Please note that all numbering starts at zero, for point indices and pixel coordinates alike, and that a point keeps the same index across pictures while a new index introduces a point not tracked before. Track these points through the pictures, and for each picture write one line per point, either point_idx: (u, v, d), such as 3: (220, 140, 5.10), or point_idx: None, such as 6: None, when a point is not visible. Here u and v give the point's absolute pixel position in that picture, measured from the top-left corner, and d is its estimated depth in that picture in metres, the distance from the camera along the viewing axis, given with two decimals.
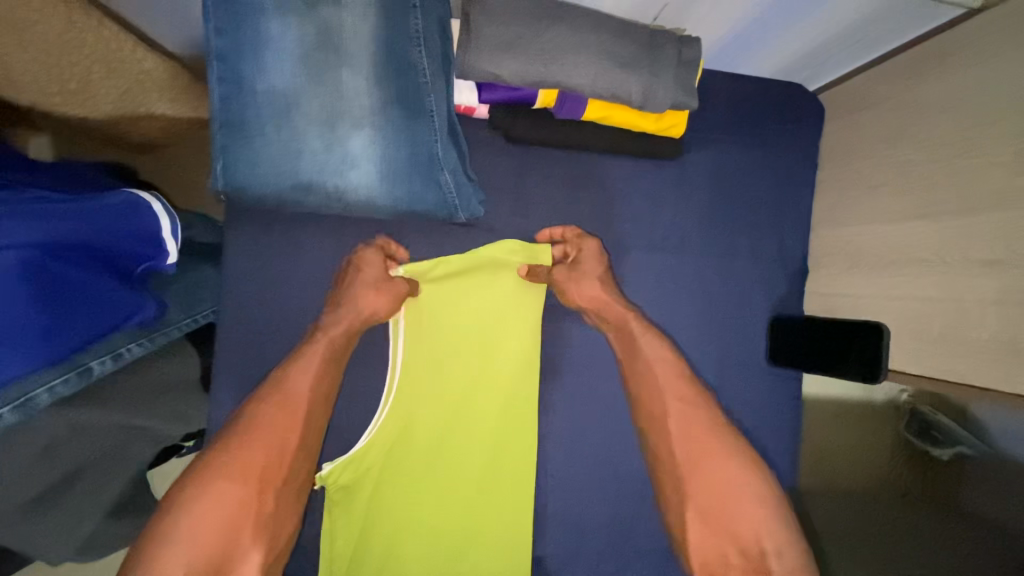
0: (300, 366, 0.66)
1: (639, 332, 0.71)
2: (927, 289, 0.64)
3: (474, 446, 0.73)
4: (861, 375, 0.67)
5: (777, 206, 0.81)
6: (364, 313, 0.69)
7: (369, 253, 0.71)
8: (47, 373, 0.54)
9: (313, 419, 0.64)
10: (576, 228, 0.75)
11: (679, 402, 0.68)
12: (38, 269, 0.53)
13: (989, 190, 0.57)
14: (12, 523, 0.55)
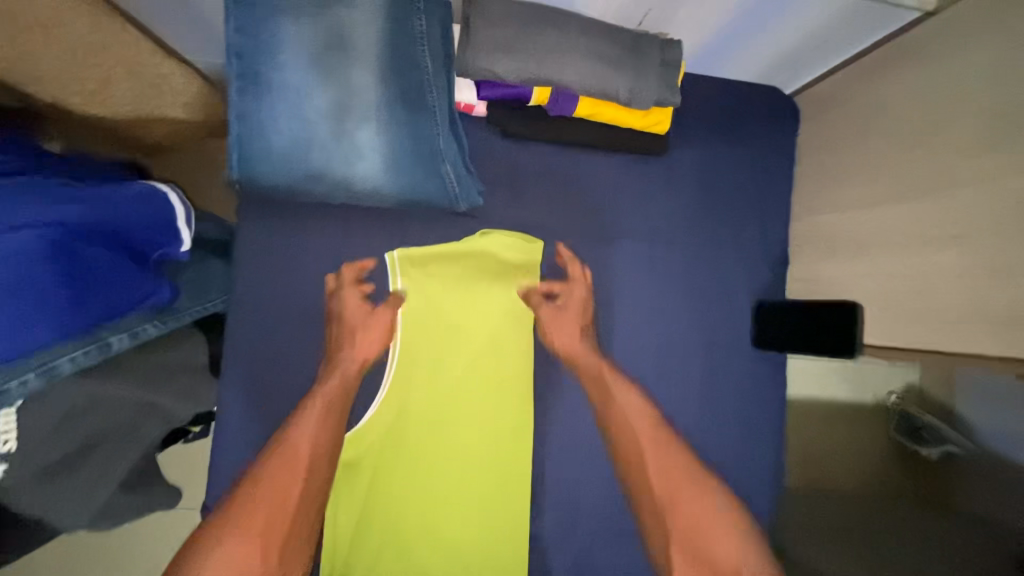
0: (299, 421, 0.69)
1: (616, 383, 0.78)
2: (898, 267, 0.68)
3: (471, 435, 0.77)
4: (840, 351, 0.71)
5: (758, 199, 0.86)
6: (362, 357, 0.74)
7: (353, 293, 0.76)
8: (66, 346, 0.57)
9: (315, 471, 0.66)
10: (569, 261, 0.80)
11: (653, 443, 0.74)
12: (65, 243, 0.56)
13: (950, 173, 0.62)
14: (36, 483, 0.56)
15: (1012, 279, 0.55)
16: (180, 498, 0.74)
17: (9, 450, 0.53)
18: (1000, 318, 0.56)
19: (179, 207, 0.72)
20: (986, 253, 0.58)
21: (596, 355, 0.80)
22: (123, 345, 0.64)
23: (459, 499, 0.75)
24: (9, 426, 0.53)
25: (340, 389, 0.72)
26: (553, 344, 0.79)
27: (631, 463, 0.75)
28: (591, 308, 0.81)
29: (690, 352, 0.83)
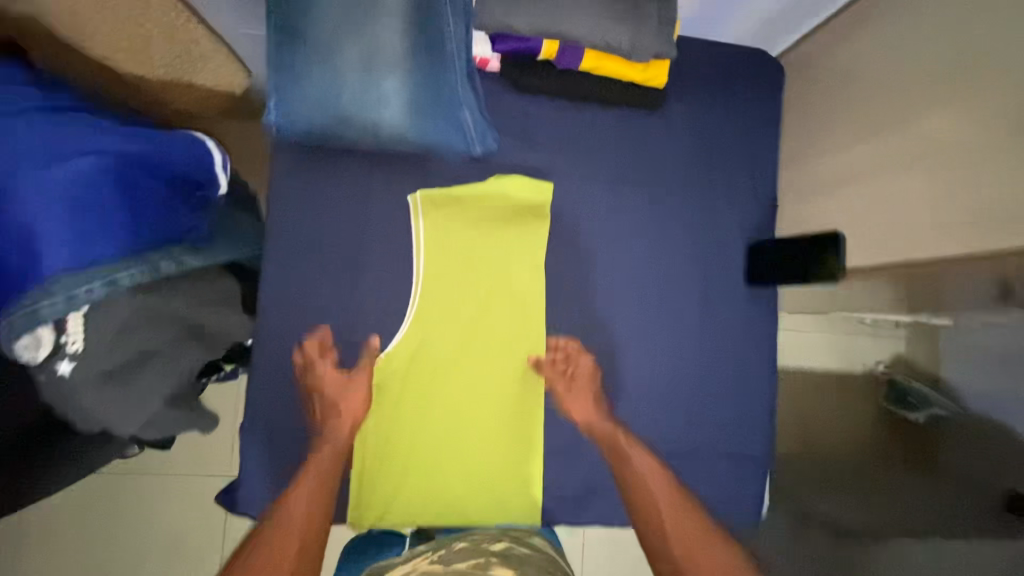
0: (297, 494, 0.70)
1: (626, 444, 0.79)
2: (877, 196, 0.75)
3: (487, 370, 0.83)
4: (825, 278, 0.78)
5: (749, 149, 0.92)
6: (348, 421, 0.77)
7: (322, 364, 0.78)
8: (126, 264, 0.63)
9: (310, 540, 0.66)
10: (576, 343, 0.85)
11: (669, 502, 0.74)
12: (117, 170, 0.63)
13: (920, 109, 0.69)
14: (96, 386, 0.61)
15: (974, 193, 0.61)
16: (217, 424, 0.78)
17: (75, 351, 0.59)
18: (966, 227, 0.62)
19: (217, 154, 0.78)
20: (952, 175, 0.64)
21: (609, 420, 0.82)
22: (171, 270, 0.68)
23: (473, 439, 0.81)
24: (76, 329, 0.59)
25: (330, 457, 0.74)
26: (564, 413, 0.83)
27: (647, 520, 0.73)
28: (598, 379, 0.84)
29: (689, 290, 0.89)
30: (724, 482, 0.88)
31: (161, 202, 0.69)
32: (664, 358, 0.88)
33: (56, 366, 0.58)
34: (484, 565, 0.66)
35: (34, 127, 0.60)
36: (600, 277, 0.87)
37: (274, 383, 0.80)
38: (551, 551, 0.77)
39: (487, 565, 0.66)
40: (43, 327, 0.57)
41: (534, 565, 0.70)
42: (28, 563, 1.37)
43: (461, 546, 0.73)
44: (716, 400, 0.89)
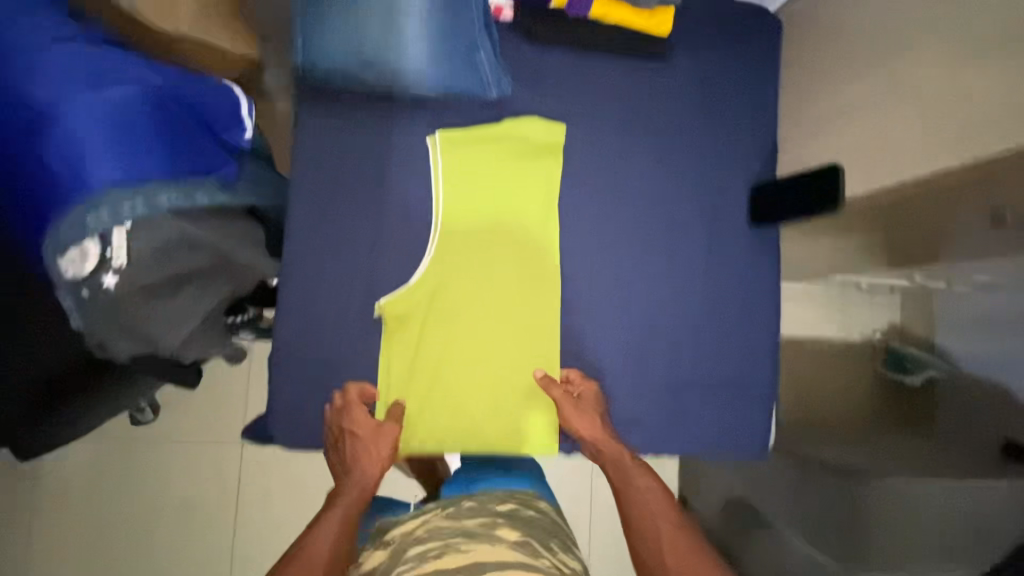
0: (318, 532, 0.68)
1: (635, 469, 0.79)
2: (874, 126, 0.78)
3: (499, 308, 0.86)
4: (824, 208, 0.81)
5: (751, 96, 0.95)
6: (376, 467, 0.77)
7: (359, 411, 0.80)
8: (165, 187, 0.66)
9: None
10: (580, 372, 0.88)
11: (671, 526, 0.73)
12: (155, 98, 0.67)
13: (918, 38, 0.72)
14: (135, 302, 0.65)
15: (966, 114, 0.65)
16: (243, 358, 0.88)
17: (119, 265, 0.62)
18: (958, 146, 0.66)
19: (243, 100, 0.81)
20: (941, 100, 0.68)
21: (619, 443, 0.83)
22: (204, 201, 0.71)
23: (479, 376, 0.85)
24: (120, 244, 0.62)
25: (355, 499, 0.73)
26: (571, 431, 0.83)
27: (645, 545, 0.72)
28: (604, 409, 0.86)
29: (696, 231, 0.92)
30: (732, 410, 0.92)
31: (195, 135, 0.72)
32: (673, 297, 0.91)
33: (102, 279, 0.62)
34: (489, 525, 0.70)
35: (80, 50, 0.63)
36: (611, 217, 0.90)
37: (301, 318, 0.83)
38: (553, 513, 0.81)
39: (494, 526, 0.71)
40: (90, 240, 0.60)
41: (539, 527, 0.74)
42: (48, 531, 1.40)
43: (468, 505, 0.77)
44: (722, 335, 0.92)
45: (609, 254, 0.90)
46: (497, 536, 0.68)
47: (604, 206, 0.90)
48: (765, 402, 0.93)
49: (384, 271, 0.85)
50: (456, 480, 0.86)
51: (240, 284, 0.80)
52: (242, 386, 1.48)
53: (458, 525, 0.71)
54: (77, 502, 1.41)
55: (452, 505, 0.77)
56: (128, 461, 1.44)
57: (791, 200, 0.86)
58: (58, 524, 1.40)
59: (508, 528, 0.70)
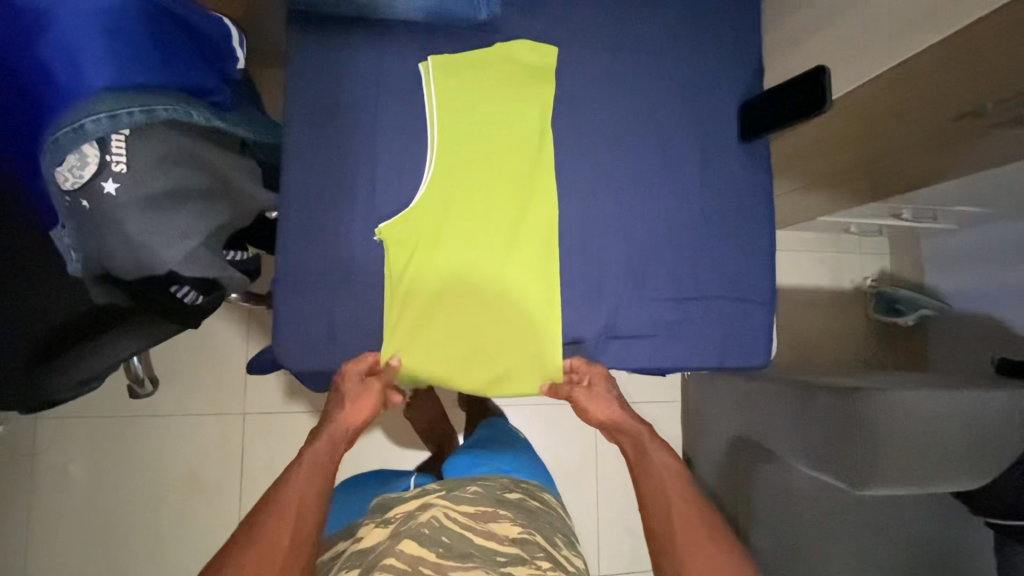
0: (290, 482, 0.76)
1: (651, 443, 0.89)
2: (862, 26, 0.81)
3: (501, 231, 0.87)
4: (812, 110, 0.82)
5: (738, 14, 0.96)
6: (350, 422, 0.86)
7: (354, 369, 0.83)
8: (160, 99, 0.65)
9: (305, 518, 0.73)
10: (581, 359, 0.89)
11: (683, 500, 0.80)
12: (149, 14, 0.67)
13: None
14: (135, 211, 0.65)
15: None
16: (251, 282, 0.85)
17: (119, 172, 0.63)
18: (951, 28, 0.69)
19: (235, 32, 0.83)
20: None
21: (636, 419, 0.93)
22: (203, 120, 0.70)
23: (484, 305, 0.87)
24: (119, 149, 0.63)
25: (326, 453, 0.82)
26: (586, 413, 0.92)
27: (655, 512, 0.80)
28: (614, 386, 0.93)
29: (690, 149, 0.94)
30: (735, 322, 0.93)
31: (189, 57, 0.73)
32: (671, 213, 0.93)
33: (102, 186, 0.62)
34: (492, 513, 0.90)
35: None
36: (607, 138, 0.91)
37: (306, 248, 0.83)
38: (555, 506, 1.03)
39: (496, 514, 0.90)
40: (88, 144, 0.61)
41: (545, 520, 0.94)
42: (53, 516, 1.37)
43: (474, 489, 0.96)
44: (719, 249, 0.94)
45: (606, 175, 0.91)
46: (494, 532, 0.86)
47: (598, 127, 0.91)
48: (767, 311, 0.95)
49: (385, 196, 0.85)
50: (461, 460, 1.09)
51: (243, 209, 0.79)
52: (240, 356, 1.46)
53: (463, 524, 0.86)
54: (75, 482, 1.38)
55: (464, 488, 0.96)
56: (128, 437, 1.41)
57: (776, 111, 0.89)
58: (60, 502, 1.38)
59: (508, 523, 0.88)
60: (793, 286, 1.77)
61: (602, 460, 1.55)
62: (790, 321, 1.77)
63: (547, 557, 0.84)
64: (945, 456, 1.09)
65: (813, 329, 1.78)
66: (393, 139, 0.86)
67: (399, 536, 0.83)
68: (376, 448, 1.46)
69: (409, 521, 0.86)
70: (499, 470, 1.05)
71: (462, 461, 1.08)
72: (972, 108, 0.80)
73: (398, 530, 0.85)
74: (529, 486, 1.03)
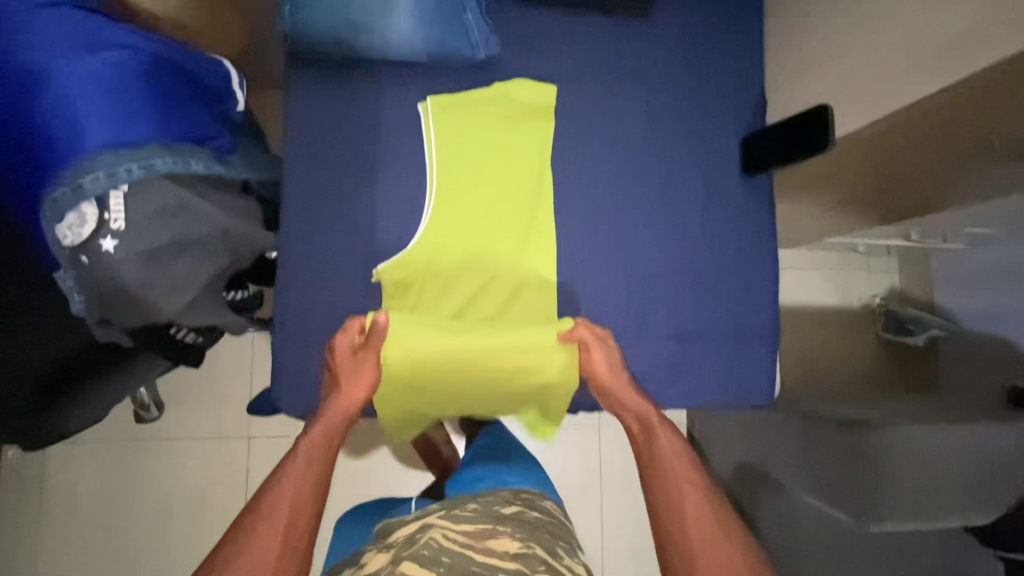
0: (286, 474, 0.71)
1: (658, 425, 0.79)
2: (864, 64, 0.80)
3: (502, 266, 0.87)
4: (814, 149, 0.81)
5: (738, 48, 0.96)
6: (348, 402, 0.77)
7: (342, 343, 0.78)
8: (157, 153, 0.65)
9: (302, 514, 0.69)
10: (588, 327, 0.83)
11: (692, 491, 0.75)
12: (145, 67, 0.68)
13: None
14: (134, 267, 0.65)
15: (961, 45, 0.67)
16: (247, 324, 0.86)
17: (117, 229, 0.63)
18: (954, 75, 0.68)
19: (234, 73, 0.83)
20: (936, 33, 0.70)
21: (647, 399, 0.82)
22: (198, 169, 0.70)
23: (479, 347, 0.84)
24: (118, 206, 0.63)
25: (323, 441, 0.74)
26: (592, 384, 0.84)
27: (658, 503, 0.75)
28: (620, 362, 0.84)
29: (689, 183, 0.93)
30: (736, 358, 0.92)
31: (188, 105, 0.72)
32: (672, 249, 0.92)
33: (100, 243, 0.63)
34: (491, 530, 0.87)
35: (67, 16, 0.64)
36: (606, 175, 0.91)
37: (303, 290, 0.83)
38: (555, 512, 1.02)
39: (494, 531, 0.87)
40: (87, 203, 0.61)
41: (544, 529, 0.92)
42: (61, 541, 1.39)
43: (474, 507, 0.94)
44: (721, 283, 0.93)
45: (604, 212, 0.91)
46: (491, 549, 0.83)
47: (597, 163, 0.91)
48: (770, 347, 0.93)
49: (384, 237, 0.85)
50: (464, 478, 1.09)
51: (242, 254, 0.79)
52: (242, 380, 1.47)
53: (463, 544, 0.83)
54: (83, 506, 1.40)
55: (462, 506, 0.95)
56: (133, 461, 1.43)
57: (778, 148, 0.88)
58: (68, 527, 1.39)
59: (507, 538, 0.86)
60: (801, 306, 1.75)
61: (606, 482, 1.54)
62: (799, 342, 1.74)
63: (546, 569, 0.81)
64: (954, 489, 1.06)
65: (825, 347, 1.75)
66: (391, 179, 0.86)
67: (400, 559, 0.80)
68: (381, 470, 1.47)
69: (408, 543, 0.83)
70: (500, 484, 1.05)
71: (463, 479, 1.08)
72: (978, 143, 0.80)
73: (398, 554, 0.82)
74: (529, 497, 1.02)
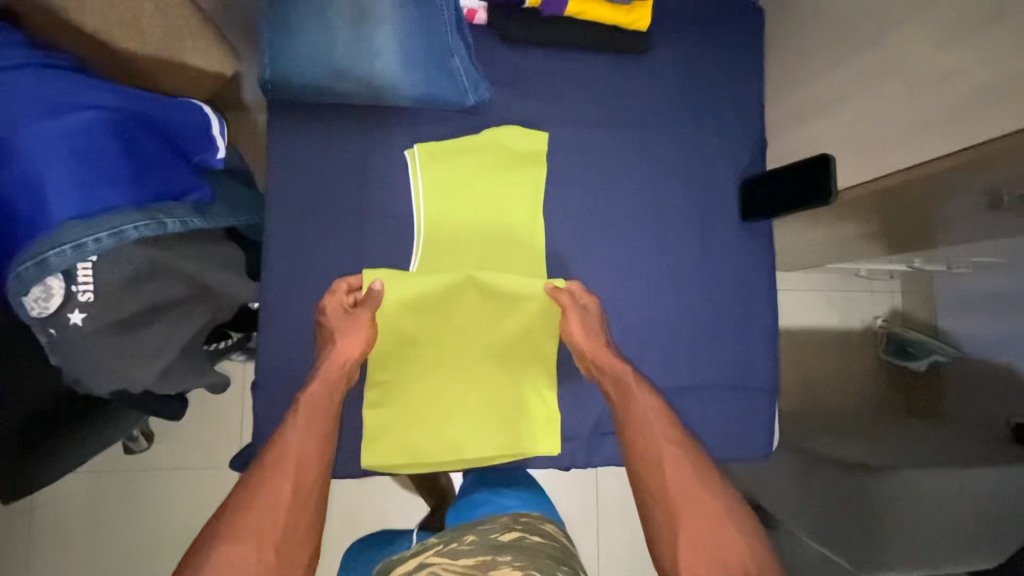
0: (285, 431, 0.69)
1: (637, 384, 0.77)
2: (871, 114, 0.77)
3: (490, 306, 0.83)
4: (818, 200, 0.78)
5: (738, 88, 0.94)
6: (341, 358, 0.74)
7: (333, 302, 0.76)
8: (130, 218, 0.62)
9: (307, 467, 0.67)
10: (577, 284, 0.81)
11: (673, 447, 0.73)
12: (118, 124, 0.65)
13: (912, 31, 0.71)
14: (106, 337, 0.64)
15: (973, 105, 0.65)
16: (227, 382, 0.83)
17: (86, 301, 0.61)
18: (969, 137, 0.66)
19: (214, 119, 0.79)
20: (949, 91, 0.67)
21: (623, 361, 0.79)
22: (174, 229, 0.67)
23: (464, 348, 0.84)
24: (86, 277, 0.60)
25: (321, 397, 0.72)
26: (575, 347, 0.81)
27: (642, 461, 0.73)
28: (603, 320, 0.82)
29: (687, 227, 0.91)
30: (734, 406, 0.90)
31: (164, 160, 0.70)
32: (668, 296, 0.90)
33: (68, 317, 0.60)
34: (491, 561, 0.77)
35: (35, 80, 0.62)
36: (602, 220, 0.88)
37: (289, 342, 0.81)
38: (559, 536, 0.92)
39: (495, 561, 0.77)
40: (53, 277, 0.59)
41: (545, 554, 0.81)
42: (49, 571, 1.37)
43: (471, 538, 0.85)
44: (719, 331, 0.91)
45: (601, 258, 0.88)
46: None
47: (592, 208, 0.88)
48: (769, 395, 0.91)
49: None
50: (460, 508, 1.00)
51: (221, 312, 0.77)
52: (234, 408, 1.45)
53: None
54: (73, 537, 1.38)
55: (460, 539, 0.86)
56: (124, 490, 1.41)
57: (777, 196, 0.85)
58: (58, 560, 1.37)
59: (508, 569, 0.75)
60: (801, 331, 1.72)
61: (602, 511, 1.50)
62: (800, 366, 1.71)
63: None
64: (958, 534, 1.04)
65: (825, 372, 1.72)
66: (381, 229, 0.83)
67: None
68: (377, 500, 1.39)
69: None
70: (497, 509, 0.95)
71: (464, 507, 0.98)
72: (988, 195, 0.77)
73: None
74: (529, 521, 0.92)
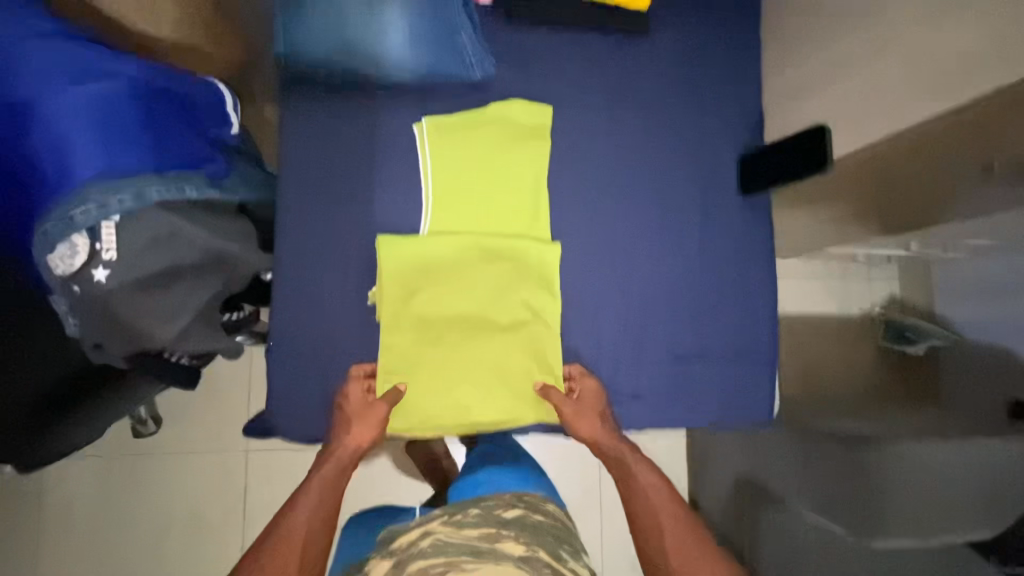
0: (297, 504, 0.81)
1: (635, 462, 0.88)
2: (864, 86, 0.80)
3: (495, 273, 0.86)
4: (812, 170, 0.81)
5: (736, 68, 0.97)
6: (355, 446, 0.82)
7: (354, 389, 0.82)
8: (151, 181, 0.65)
9: (311, 542, 0.78)
10: (578, 364, 0.88)
11: (671, 518, 0.84)
12: (139, 95, 0.68)
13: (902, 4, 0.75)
14: (127, 296, 0.66)
15: (962, 69, 0.68)
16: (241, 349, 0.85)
17: (109, 260, 0.63)
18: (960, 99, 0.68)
19: (229, 97, 0.82)
20: (940, 57, 0.70)
21: (618, 442, 0.88)
22: (192, 196, 0.69)
23: (471, 317, 0.85)
24: (109, 237, 0.63)
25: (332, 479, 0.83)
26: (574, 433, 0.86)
27: (646, 529, 0.84)
28: (603, 400, 0.88)
29: (687, 202, 0.93)
30: (733, 376, 0.92)
31: (181, 131, 0.72)
32: (668, 269, 0.92)
33: (91, 273, 0.63)
34: (496, 534, 0.80)
35: (63, 49, 0.65)
36: (603, 193, 0.91)
37: (300, 310, 0.83)
38: (560, 516, 0.94)
39: (499, 535, 0.79)
40: (78, 234, 0.61)
41: (546, 533, 0.84)
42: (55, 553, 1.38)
43: (475, 511, 0.86)
44: (719, 303, 0.93)
45: (603, 230, 0.91)
46: (501, 551, 0.76)
47: (595, 182, 0.91)
48: (767, 365, 0.93)
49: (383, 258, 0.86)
50: (463, 485, 1.02)
51: (237, 281, 0.79)
52: (241, 393, 1.47)
53: (467, 540, 0.77)
54: (78, 519, 1.39)
55: (466, 511, 0.87)
56: (130, 474, 1.42)
57: (774, 168, 0.88)
58: (64, 543, 1.39)
59: (513, 543, 0.77)
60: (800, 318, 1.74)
61: (603, 494, 1.52)
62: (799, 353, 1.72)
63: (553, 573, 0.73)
64: (957, 508, 1.06)
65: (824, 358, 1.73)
66: (389, 202, 0.86)
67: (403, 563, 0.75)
68: (381, 481, 1.41)
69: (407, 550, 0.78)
70: (500, 488, 0.96)
71: (467, 484, 1.00)
72: (979, 164, 0.80)
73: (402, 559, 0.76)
74: (532, 500, 0.94)
